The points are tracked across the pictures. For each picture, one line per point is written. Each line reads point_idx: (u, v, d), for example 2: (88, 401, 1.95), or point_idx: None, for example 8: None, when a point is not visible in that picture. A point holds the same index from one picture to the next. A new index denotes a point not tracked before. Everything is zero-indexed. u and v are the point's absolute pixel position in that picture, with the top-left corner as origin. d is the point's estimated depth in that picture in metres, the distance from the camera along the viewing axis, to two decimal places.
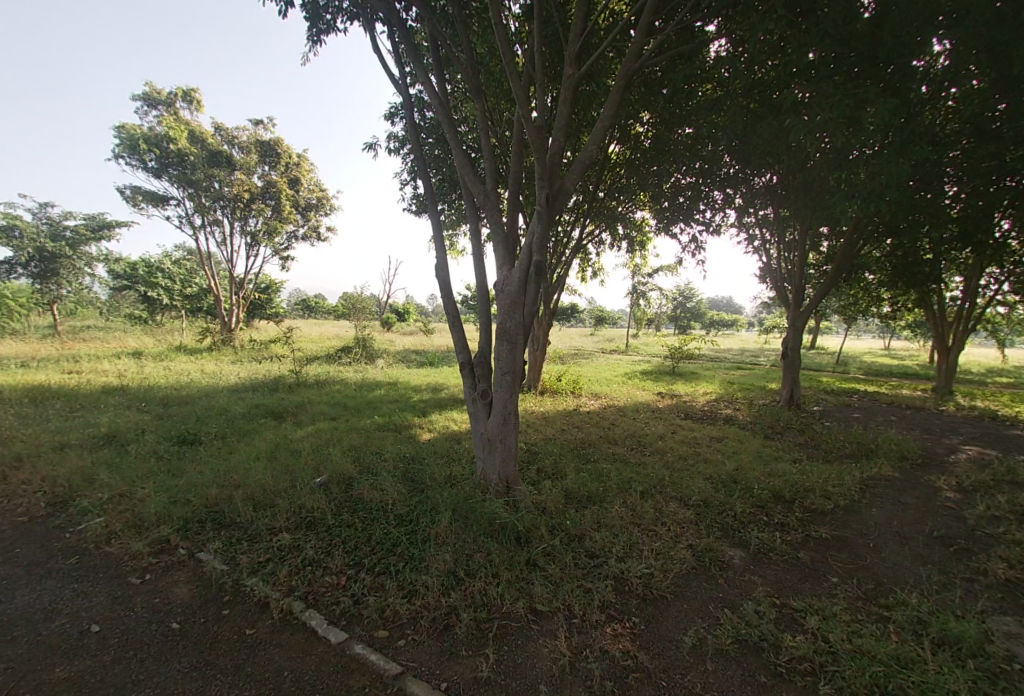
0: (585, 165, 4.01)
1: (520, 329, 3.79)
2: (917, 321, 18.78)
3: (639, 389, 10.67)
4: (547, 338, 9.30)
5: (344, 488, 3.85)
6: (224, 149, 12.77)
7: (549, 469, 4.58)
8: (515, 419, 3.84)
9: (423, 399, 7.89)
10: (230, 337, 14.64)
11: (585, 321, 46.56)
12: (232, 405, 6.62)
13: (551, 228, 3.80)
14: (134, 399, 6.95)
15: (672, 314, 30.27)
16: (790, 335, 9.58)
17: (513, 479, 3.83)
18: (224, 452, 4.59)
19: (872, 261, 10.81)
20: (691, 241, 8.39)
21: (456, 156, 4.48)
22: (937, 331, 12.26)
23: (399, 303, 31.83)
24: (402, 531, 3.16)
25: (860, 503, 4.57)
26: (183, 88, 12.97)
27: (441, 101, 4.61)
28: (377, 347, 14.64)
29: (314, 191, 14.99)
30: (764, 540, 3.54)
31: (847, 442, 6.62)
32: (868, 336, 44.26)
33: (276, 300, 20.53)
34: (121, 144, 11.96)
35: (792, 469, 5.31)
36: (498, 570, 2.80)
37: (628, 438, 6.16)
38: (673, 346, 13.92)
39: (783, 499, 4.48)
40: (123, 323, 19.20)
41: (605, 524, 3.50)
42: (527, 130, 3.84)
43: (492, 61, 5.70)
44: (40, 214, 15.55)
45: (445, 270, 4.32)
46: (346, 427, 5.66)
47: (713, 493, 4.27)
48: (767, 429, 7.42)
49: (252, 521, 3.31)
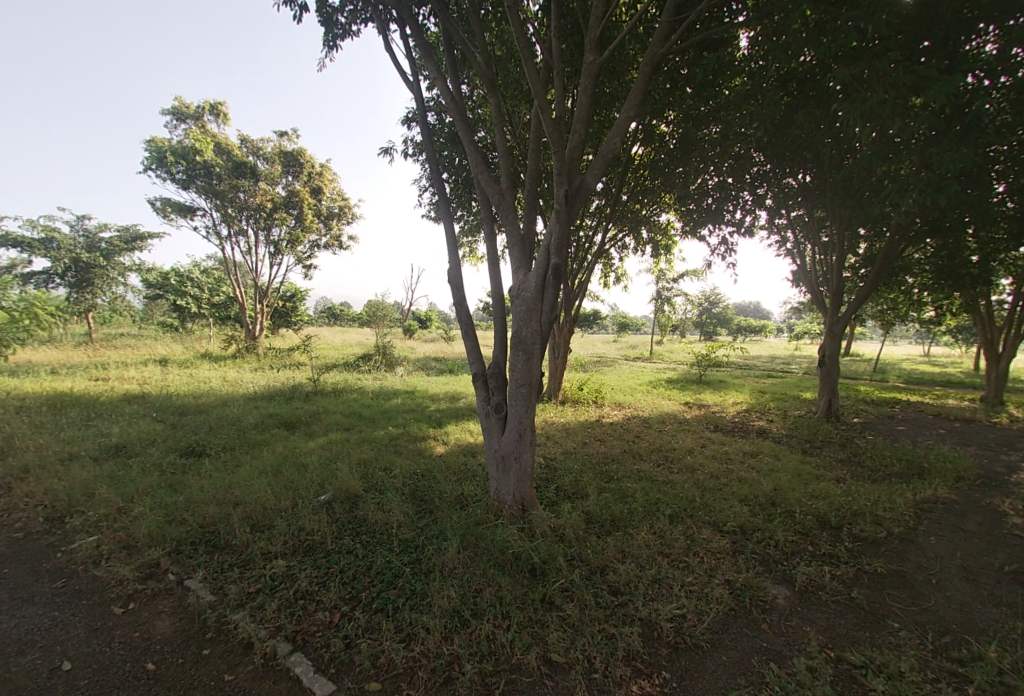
0: (609, 160, 3.70)
1: (537, 338, 3.50)
2: (962, 326, 17.74)
3: (664, 398, 10.22)
4: (568, 345, 8.95)
5: (348, 507, 3.61)
6: (248, 160, 12.91)
7: (569, 489, 4.26)
8: (531, 436, 3.54)
9: (439, 408, 7.69)
10: (254, 344, 14.79)
11: (607, 328, 45.85)
12: (246, 415, 6.52)
13: (570, 228, 3.50)
14: (151, 408, 6.93)
15: (698, 320, 29.57)
16: (826, 343, 9.03)
17: (529, 500, 3.52)
18: (229, 466, 4.43)
19: (915, 264, 10.14)
20: (721, 243, 7.97)
21: (470, 154, 4.22)
22: (985, 335, 11.47)
23: (421, 311, 32.01)
24: (406, 559, 2.89)
25: (916, 530, 4.09)
26: (210, 101, 13.22)
27: (454, 100, 4.39)
28: (398, 354, 14.54)
29: (335, 200, 15.08)
30: (812, 576, 3.14)
31: (895, 459, 6.08)
32: (908, 341, 42.24)
33: (300, 308, 20.74)
34: (150, 157, 12.23)
35: (836, 490, 4.85)
36: (508, 611, 2.50)
37: (654, 453, 5.77)
38: (699, 354, 13.38)
39: (828, 526, 4.04)
40: (155, 331, 19.76)
41: (631, 554, 3.17)
42: (544, 123, 3.54)
43: (510, 61, 5.48)
44: (78, 226, 16.16)
45: (458, 276, 4.06)
46: (357, 439, 5.45)
47: (749, 519, 3.88)
48: (805, 444, 6.90)
49: (247, 545, 3.10)
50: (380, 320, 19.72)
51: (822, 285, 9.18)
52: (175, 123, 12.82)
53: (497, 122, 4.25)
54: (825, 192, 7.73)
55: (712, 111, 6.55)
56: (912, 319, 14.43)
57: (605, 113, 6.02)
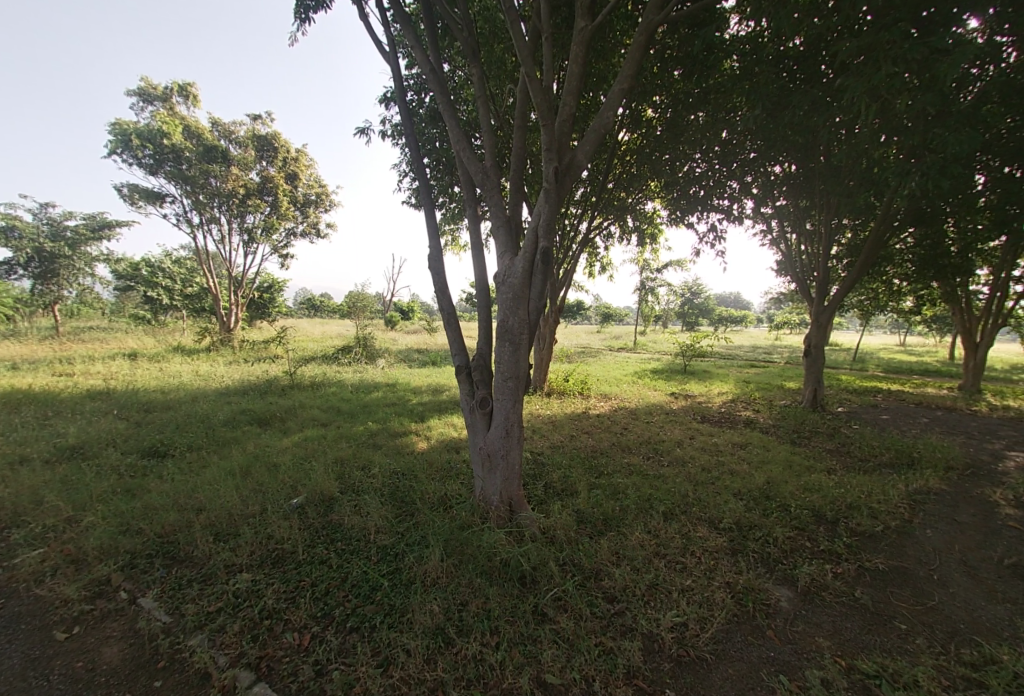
0: (601, 136, 3.45)
1: (524, 329, 3.28)
2: (936, 316, 18.16)
3: (650, 389, 10.10)
4: (553, 336, 8.73)
5: (322, 511, 3.34)
6: (220, 144, 12.26)
7: (558, 486, 4.05)
8: (518, 432, 3.31)
9: (422, 401, 7.42)
10: (229, 336, 14.23)
11: (591, 318, 45.79)
12: (217, 412, 6.14)
13: (560, 209, 3.26)
14: (114, 405, 6.48)
15: (681, 310, 29.75)
16: (812, 332, 8.97)
17: (517, 501, 3.29)
18: (195, 468, 4.10)
19: (897, 254, 10.17)
20: (710, 231, 7.83)
21: (451, 129, 3.93)
22: (963, 325, 11.65)
23: (403, 302, 31.49)
24: (384, 570, 2.65)
25: (912, 522, 4.01)
26: (178, 82, 12.53)
27: (434, 74, 4.08)
28: (379, 346, 14.14)
29: (312, 187, 14.54)
30: (814, 576, 3.01)
31: (884, 449, 6.04)
32: (883, 331, 43.22)
33: (277, 299, 20.10)
34: (113, 140, 11.53)
35: (829, 482, 4.75)
36: (497, 626, 2.29)
37: (644, 446, 5.60)
38: (684, 344, 13.31)
39: (824, 520, 3.93)
40: (124, 324, 18.92)
41: (626, 556, 3.00)
42: (531, 94, 3.26)
43: (494, 37, 5.17)
44: (41, 214, 15.23)
45: (439, 263, 3.80)
46: (334, 436, 5.15)
47: (745, 514, 3.73)
48: (793, 434, 6.83)
49: (209, 557, 2.82)
50: (361, 311, 19.21)
51: (808, 274, 9.12)
52: (141, 105, 12.12)
53: (481, 96, 3.97)
54: (813, 181, 7.62)
55: (703, 95, 6.34)
56: (891, 308, 14.61)
57: (592, 96, 5.77)
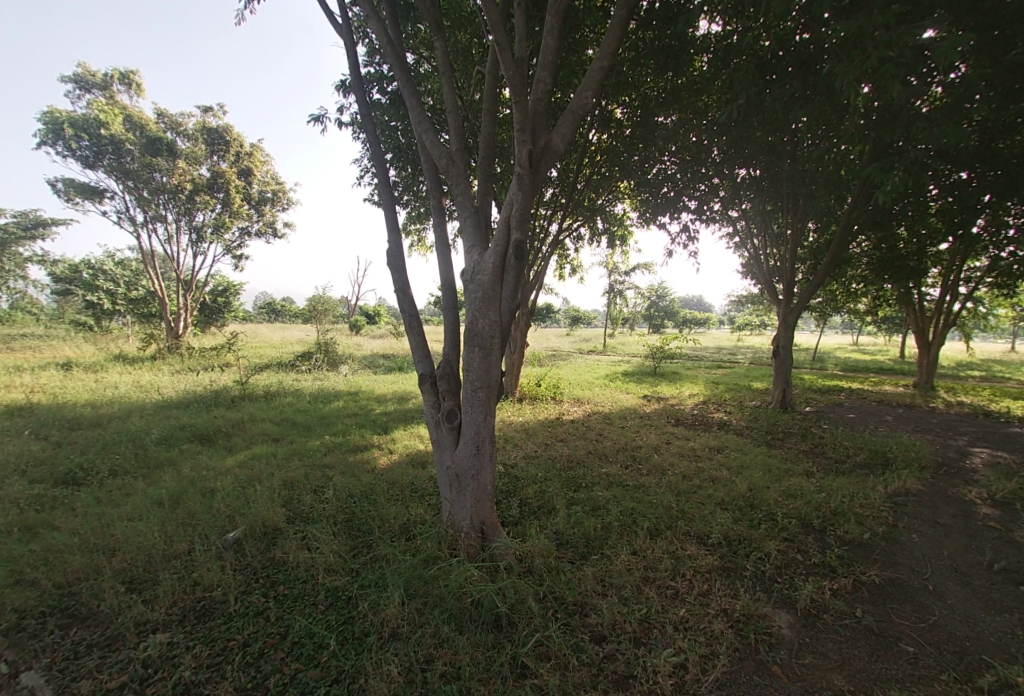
0: (579, 117, 3.15)
1: (495, 332, 2.93)
2: (888, 317, 19.00)
3: (622, 392, 9.91)
4: (525, 338, 8.39)
5: (263, 547, 2.88)
6: (166, 136, 11.36)
7: (535, 503, 3.70)
8: (490, 448, 2.96)
9: (386, 411, 6.95)
10: (177, 343, 13.26)
11: (559, 321, 45.83)
12: (153, 428, 5.50)
13: (534, 197, 2.93)
14: (33, 422, 5.71)
15: (647, 312, 30.19)
16: (780, 333, 8.95)
17: (490, 525, 2.92)
18: (115, 498, 3.51)
19: (856, 256, 10.39)
20: (682, 232, 7.73)
21: (413, 110, 3.54)
22: (917, 324, 12.04)
23: (369, 306, 30.66)
24: (333, 622, 2.24)
25: (899, 527, 3.87)
26: (119, 69, 11.57)
27: (393, 51, 3.66)
28: (341, 352, 13.46)
29: (267, 184, 13.75)
30: (813, 596, 2.79)
31: (857, 449, 5.99)
32: (837, 332, 45.14)
33: (233, 304, 19.05)
34: (43, 129, 10.46)
35: (810, 486, 4.59)
36: (468, 687, 1.94)
37: (621, 454, 5.33)
38: (654, 346, 13.26)
39: (812, 529, 3.74)
40: (62, 330, 17.49)
41: (612, 583, 2.69)
42: (503, 66, 2.91)
43: (462, 26, 4.84)
44: None
45: (400, 259, 3.41)
46: (286, 454, 4.65)
47: (733, 527, 3.49)
48: (767, 436, 6.74)
49: (116, 613, 2.32)
50: (322, 315, 18.40)
51: (774, 275, 9.10)
52: (78, 93, 11.10)
53: (446, 76, 3.59)
54: (780, 182, 7.62)
55: (675, 92, 6.19)
56: (848, 309, 15.07)
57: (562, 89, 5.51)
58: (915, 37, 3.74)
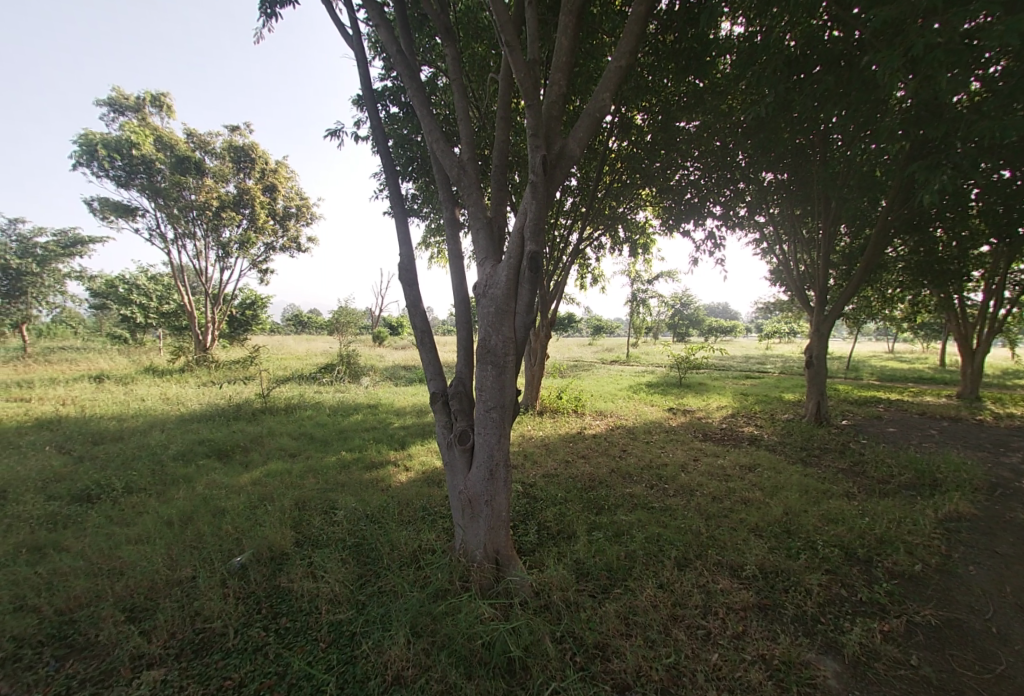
0: (596, 120, 2.99)
1: (509, 349, 2.77)
2: (926, 324, 18.11)
3: (646, 405, 9.60)
4: (545, 350, 8.21)
5: (269, 572, 2.77)
6: (194, 155, 11.71)
7: (554, 527, 3.51)
8: (505, 472, 2.79)
9: (404, 424, 6.85)
10: (205, 356, 13.55)
11: (581, 331, 45.43)
12: (172, 442, 5.51)
13: (549, 205, 2.78)
14: (59, 436, 5.80)
15: (671, 321, 29.64)
16: (813, 342, 8.51)
17: (505, 554, 2.75)
18: (127, 517, 3.47)
19: (892, 260, 9.87)
20: (707, 240, 7.47)
21: (424, 119, 3.45)
22: (959, 331, 11.35)
23: (392, 317, 31.00)
24: (335, 663, 2.11)
25: (954, 557, 3.51)
26: (151, 92, 12.01)
27: (404, 61, 3.60)
28: (363, 363, 13.51)
29: (292, 200, 14.03)
30: (862, 641, 2.50)
31: (901, 468, 5.57)
32: (871, 339, 43.47)
33: (260, 316, 19.46)
34: (78, 151, 10.89)
35: (851, 509, 4.25)
36: None
37: (646, 472, 5.07)
38: (679, 356, 12.87)
39: (856, 559, 3.42)
40: (99, 343, 18.13)
41: (637, 622, 2.49)
42: (515, 71, 2.78)
43: (477, 37, 4.79)
44: (10, 230, 14.57)
45: (412, 272, 3.30)
46: (301, 470, 4.58)
47: (769, 556, 3.22)
48: (802, 453, 6.34)
49: (114, 645, 2.24)
50: (345, 326, 18.62)
51: (805, 281, 8.70)
52: (113, 116, 11.56)
53: (457, 83, 3.49)
54: (810, 185, 7.29)
55: (698, 96, 5.99)
56: (884, 317, 14.37)
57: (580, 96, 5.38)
58: (962, 25, 3.47)
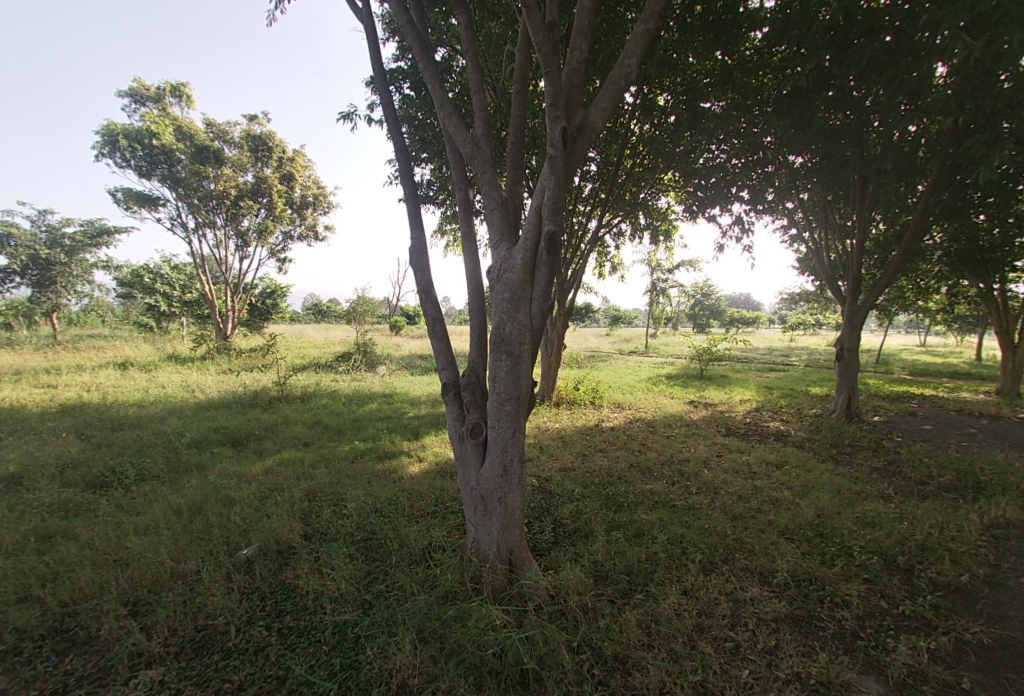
0: (620, 89, 2.76)
1: (525, 338, 2.60)
2: (964, 316, 17.22)
3: (666, 397, 9.34)
4: (562, 340, 7.99)
5: (275, 567, 2.69)
6: (212, 144, 11.74)
7: (571, 525, 3.35)
8: (519, 468, 2.63)
9: (418, 414, 6.76)
10: (225, 343, 13.69)
11: (599, 321, 44.92)
12: (188, 429, 5.51)
13: (568, 182, 2.58)
14: (79, 422, 5.85)
15: (691, 312, 29.03)
16: (844, 334, 8.08)
17: (519, 555, 2.60)
18: (137, 506, 3.43)
19: (932, 248, 9.32)
20: (734, 225, 7.12)
21: (437, 95, 3.25)
22: (1001, 324, 10.72)
23: (409, 307, 31.06)
24: (338, 669, 2.01)
25: (1004, 568, 3.24)
26: (171, 82, 12.04)
27: (415, 33, 3.39)
28: (379, 352, 13.48)
29: (309, 188, 14.00)
30: (908, 661, 2.29)
31: (940, 468, 5.23)
32: (902, 331, 41.87)
33: (280, 305, 19.63)
34: (100, 142, 11.00)
35: (887, 512, 3.99)
36: None
37: (667, 468, 4.87)
38: (700, 347, 12.51)
39: (896, 568, 3.18)
40: (126, 331, 18.54)
41: (660, 632, 2.32)
42: (533, 38, 2.56)
43: (493, 15, 4.57)
44: (40, 220, 14.91)
45: (423, 256, 3.13)
46: (313, 460, 4.51)
47: (802, 563, 3.01)
48: (832, 450, 6.03)
49: (114, 641, 2.18)
50: (362, 315, 18.66)
51: (837, 270, 8.27)
52: (134, 106, 11.64)
53: (471, 56, 3.27)
54: (846, 168, 6.88)
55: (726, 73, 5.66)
56: (917, 308, 13.72)
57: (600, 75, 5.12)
58: None
